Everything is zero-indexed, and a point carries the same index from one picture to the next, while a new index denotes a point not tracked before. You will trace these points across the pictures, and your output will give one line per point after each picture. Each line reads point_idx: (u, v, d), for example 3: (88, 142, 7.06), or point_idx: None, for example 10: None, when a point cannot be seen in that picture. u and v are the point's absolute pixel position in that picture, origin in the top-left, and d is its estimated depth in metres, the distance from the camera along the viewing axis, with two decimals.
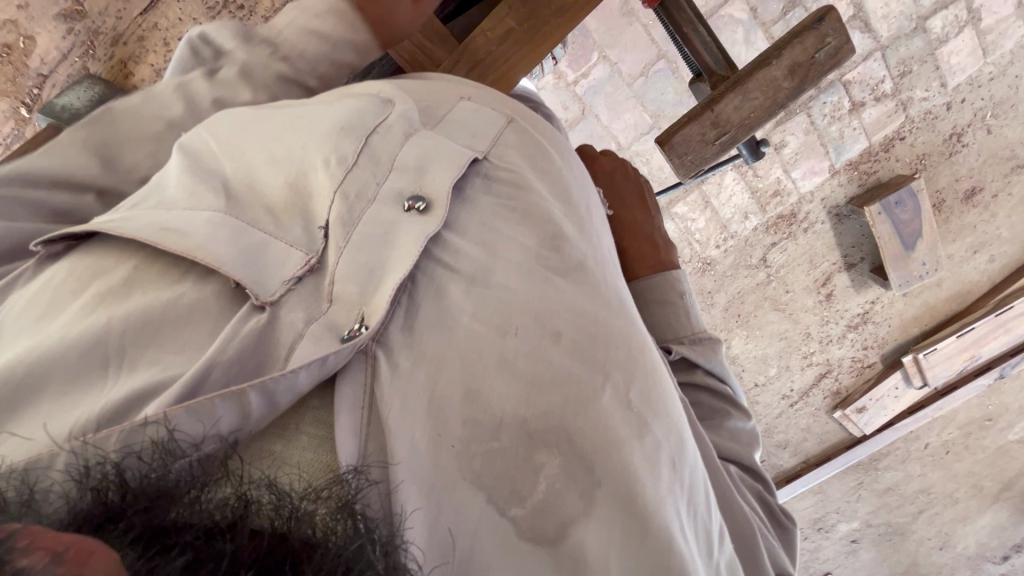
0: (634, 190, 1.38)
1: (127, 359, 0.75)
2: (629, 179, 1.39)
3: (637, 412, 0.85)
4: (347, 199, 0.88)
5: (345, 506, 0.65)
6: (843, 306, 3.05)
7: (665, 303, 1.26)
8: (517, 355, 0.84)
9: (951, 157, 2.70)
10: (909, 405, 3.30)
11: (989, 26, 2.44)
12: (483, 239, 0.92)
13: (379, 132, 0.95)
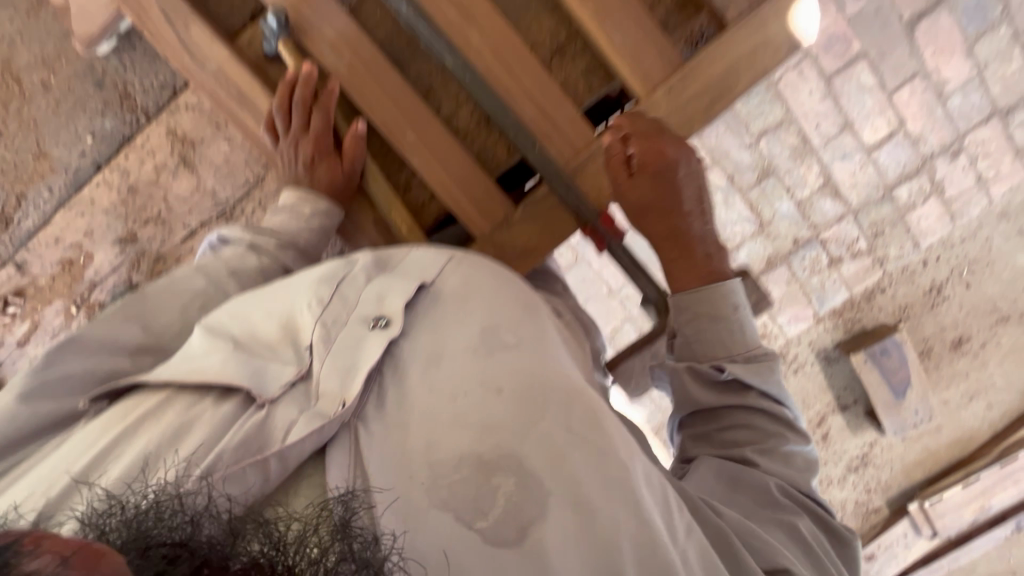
0: (694, 195, 1.06)
1: (118, 449, 0.67)
2: (606, 172, 1.13)
3: (590, 425, 0.75)
4: (328, 325, 0.80)
5: (347, 525, 0.57)
6: (841, 448, 2.83)
7: (719, 316, 0.97)
8: (473, 398, 0.75)
9: (933, 307, 2.63)
10: (919, 555, 2.95)
11: (955, 195, 2.42)
12: (430, 305, 0.85)
13: (345, 280, 0.86)
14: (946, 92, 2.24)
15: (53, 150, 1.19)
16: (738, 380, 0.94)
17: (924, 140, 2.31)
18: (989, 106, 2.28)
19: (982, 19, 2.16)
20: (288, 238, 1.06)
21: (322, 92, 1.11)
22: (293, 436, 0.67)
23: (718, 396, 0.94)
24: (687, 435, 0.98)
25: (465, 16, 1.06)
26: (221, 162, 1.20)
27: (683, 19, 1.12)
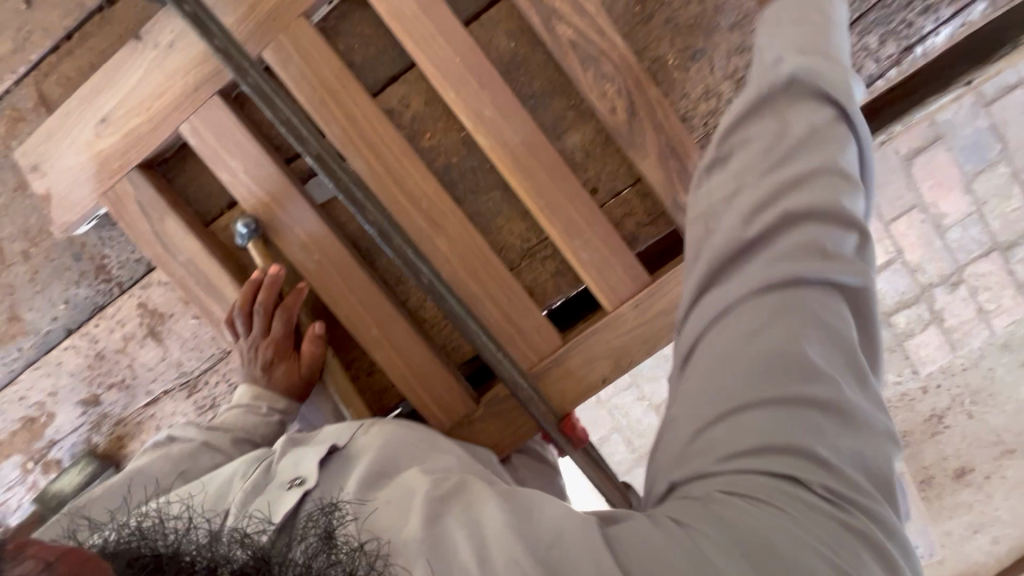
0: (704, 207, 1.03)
1: None
2: (610, 275, 1.07)
3: (484, 512, 0.70)
4: (249, 493, 0.80)
5: (330, 535, 0.68)
6: None
7: (770, 321, 0.68)
8: (379, 506, 0.75)
9: (935, 437, 2.23)
10: None
11: (955, 324, 1.93)
12: (341, 467, 0.84)
13: (276, 462, 0.86)
14: (944, 226, 1.83)
15: (25, 313, 1.20)
16: (788, 104, 0.74)
17: (922, 270, 1.88)
18: (989, 242, 1.86)
19: (980, 158, 1.77)
20: (245, 435, 1.00)
21: (293, 309, 1.06)
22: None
23: (749, 107, 0.76)
24: (693, 325, 0.76)
25: (433, 225, 1.06)
26: (189, 335, 1.20)
27: (657, 230, 1.09)
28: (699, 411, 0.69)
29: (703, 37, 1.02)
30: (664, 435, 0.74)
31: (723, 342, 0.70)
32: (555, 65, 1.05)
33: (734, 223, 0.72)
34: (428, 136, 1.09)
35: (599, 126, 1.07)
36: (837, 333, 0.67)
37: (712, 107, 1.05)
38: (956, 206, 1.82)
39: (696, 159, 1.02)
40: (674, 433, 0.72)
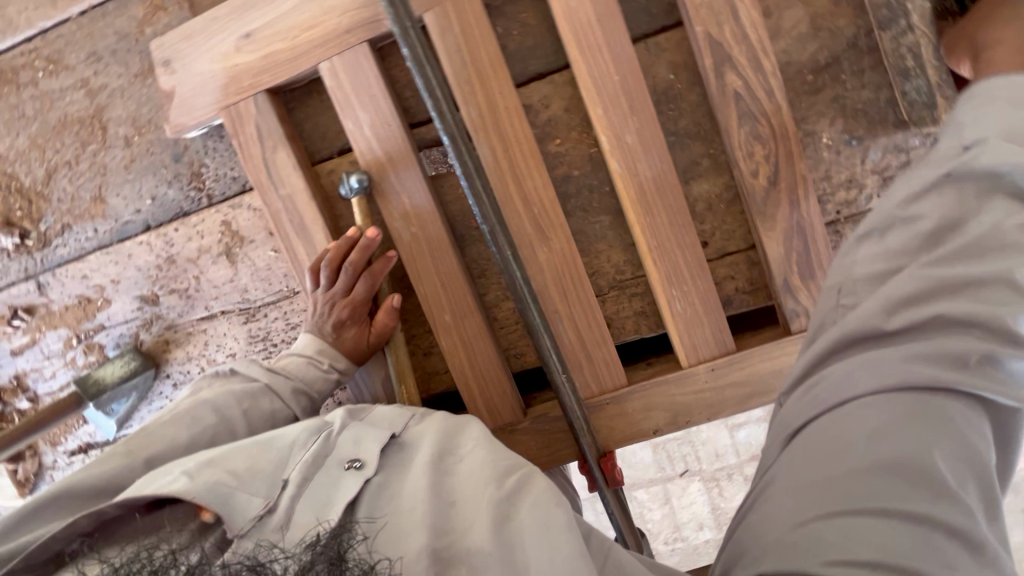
0: (804, 263, 0.99)
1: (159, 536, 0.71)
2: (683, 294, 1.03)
3: (547, 522, 0.68)
4: (309, 462, 0.79)
5: (341, 559, 0.58)
6: None
7: (908, 404, 0.58)
8: (438, 500, 0.73)
9: None
10: None
11: None
12: (399, 455, 0.83)
13: (334, 434, 0.85)
14: None
15: (111, 198, 1.21)
16: (975, 191, 0.62)
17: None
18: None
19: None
20: (304, 387, 1.02)
21: (378, 278, 1.06)
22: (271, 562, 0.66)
23: (929, 181, 0.65)
24: (794, 403, 0.67)
25: (539, 233, 1.04)
26: (263, 265, 1.19)
27: (754, 301, 1.07)
28: (799, 491, 0.58)
29: (864, 126, 0.99)
30: (750, 523, 0.61)
31: (840, 442, 0.58)
32: (708, 110, 1.02)
33: (870, 303, 0.63)
34: (557, 143, 1.07)
35: (731, 183, 1.04)
36: (973, 447, 0.56)
37: (849, 197, 1.02)
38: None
39: (822, 245, 0.99)
40: (769, 514, 0.59)
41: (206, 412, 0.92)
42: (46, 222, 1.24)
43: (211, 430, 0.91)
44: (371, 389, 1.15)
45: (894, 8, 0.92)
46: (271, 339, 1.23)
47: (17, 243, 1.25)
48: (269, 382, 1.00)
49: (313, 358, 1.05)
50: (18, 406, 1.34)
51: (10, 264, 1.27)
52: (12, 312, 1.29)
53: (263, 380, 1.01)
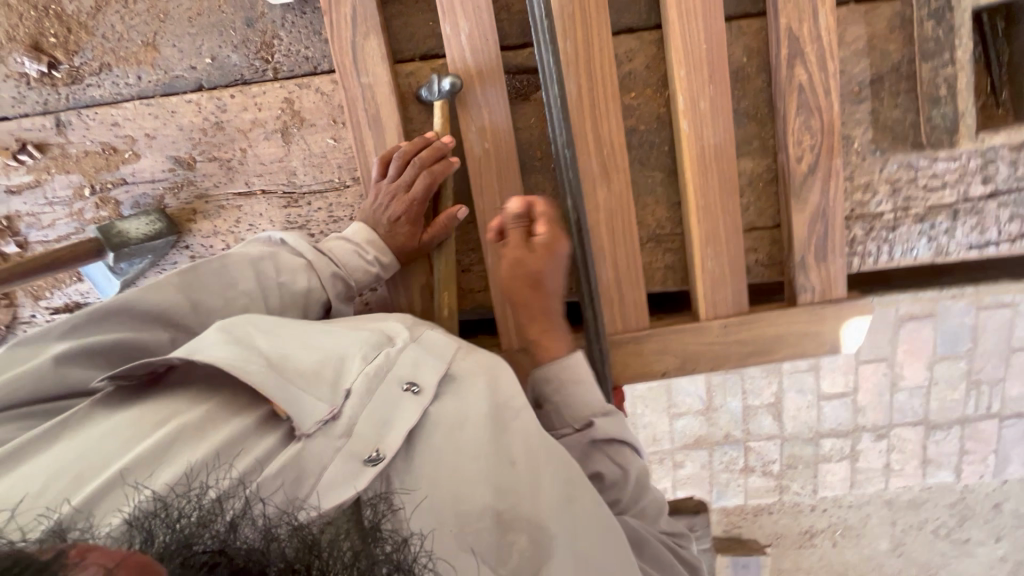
0: (821, 245, 1.15)
1: (205, 430, 0.70)
2: (719, 258, 1.15)
3: (586, 509, 0.80)
4: (370, 374, 0.80)
5: (376, 529, 0.63)
6: None
7: None
8: (492, 463, 0.78)
9: (800, 548, 2.39)
10: None
11: (863, 467, 2.21)
12: (453, 389, 0.85)
13: (397, 348, 0.86)
14: (898, 386, 2.09)
15: (166, 48, 1.15)
16: None
17: (864, 413, 2.13)
18: (922, 416, 2.12)
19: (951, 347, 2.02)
20: (343, 274, 1.06)
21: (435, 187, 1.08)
22: (322, 483, 0.69)
23: None
24: None
25: (603, 174, 1.12)
26: (317, 152, 1.18)
27: (767, 274, 1.22)
28: None
29: (888, 140, 1.15)
30: None
31: None
32: (768, 97, 1.14)
33: None
34: (632, 96, 1.15)
35: (772, 167, 1.17)
36: None
37: (863, 199, 1.18)
38: (914, 376, 2.07)
39: (838, 233, 1.14)
40: None
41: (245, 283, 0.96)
42: (81, 56, 1.15)
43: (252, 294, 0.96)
44: (408, 293, 1.19)
45: (941, 44, 1.07)
46: (309, 229, 1.22)
47: (42, 72, 1.15)
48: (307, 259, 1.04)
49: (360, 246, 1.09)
50: (3, 251, 1.24)
51: (27, 93, 1.17)
52: (19, 146, 1.18)
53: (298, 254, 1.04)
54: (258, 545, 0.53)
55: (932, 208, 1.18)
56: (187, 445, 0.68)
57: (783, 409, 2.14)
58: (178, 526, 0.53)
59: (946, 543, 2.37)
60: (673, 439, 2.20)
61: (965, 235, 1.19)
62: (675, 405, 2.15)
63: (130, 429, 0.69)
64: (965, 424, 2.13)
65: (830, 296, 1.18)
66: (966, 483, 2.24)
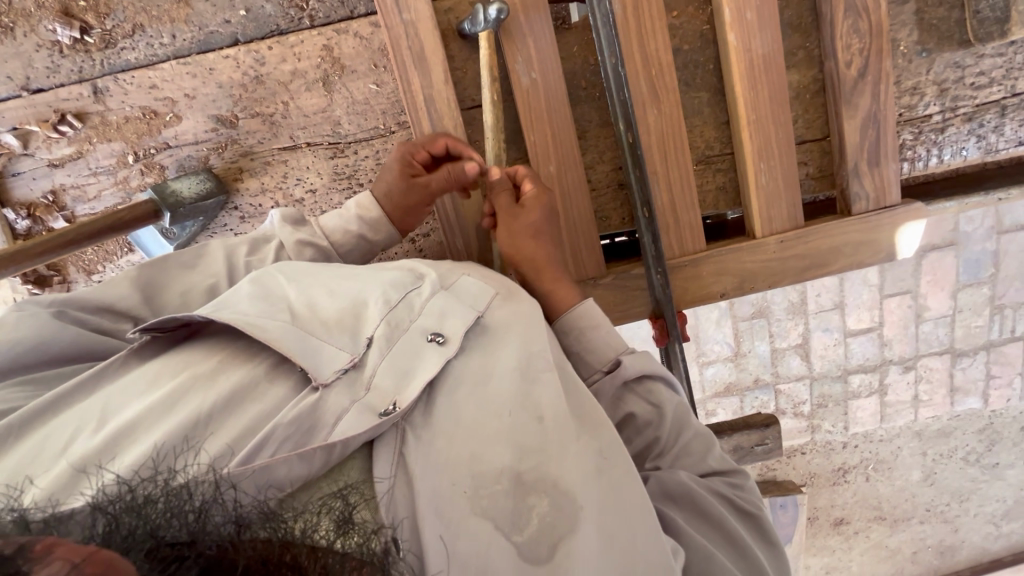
0: (872, 150, 1.15)
1: (211, 379, 0.73)
2: (768, 173, 1.15)
3: (604, 475, 0.78)
4: (390, 324, 0.82)
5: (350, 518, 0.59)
6: None
7: None
8: (513, 423, 0.77)
9: (835, 485, 2.42)
10: None
11: (893, 401, 2.23)
12: (485, 348, 0.84)
13: (416, 292, 0.86)
14: (923, 317, 2.12)
15: (199, 4, 1.13)
16: None
17: (890, 346, 2.15)
18: (948, 344, 2.16)
19: (974, 274, 2.06)
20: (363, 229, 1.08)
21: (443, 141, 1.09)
22: (333, 436, 0.69)
23: None
24: None
25: (653, 94, 1.11)
26: (360, 99, 1.17)
27: (817, 187, 1.23)
28: None
29: (935, 40, 1.15)
30: None
31: None
32: (812, 5, 1.13)
33: None
34: (675, 15, 1.14)
35: (819, 76, 1.17)
36: None
37: (911, 103, 1.18)
38: (939, 305, 2.10)
39: (890, 137, 1.14)
40: None
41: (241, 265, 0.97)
42: (112, 20, 1.13)
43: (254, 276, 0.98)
44: (464, 234, 1.19)
45: None
46: (357, 179, 1.22)
47: (74, 39, 1.13)
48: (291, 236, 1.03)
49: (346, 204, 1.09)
50: (51, 227, 1.23)
51: (61, 62, 1.15)
52: (58, 117, 1.16)
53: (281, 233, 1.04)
54: (228, 533, 0.50)
55: (981, 106, 1.18)
56: (197, 399, 0.70)
57: (813, 348, 2.15)
58: (146, 515, 0.50)
59: (977, 469, 2.41)
60: (705, 387, 2.19)
61: (1013, 131, 1.20)
62: (706, 351, 2.15)
63: (149, 381, 0.73)
64: (990, 349, 2.17)
65: (884, 203, 1.18)
66: (993, 407, 2.28)
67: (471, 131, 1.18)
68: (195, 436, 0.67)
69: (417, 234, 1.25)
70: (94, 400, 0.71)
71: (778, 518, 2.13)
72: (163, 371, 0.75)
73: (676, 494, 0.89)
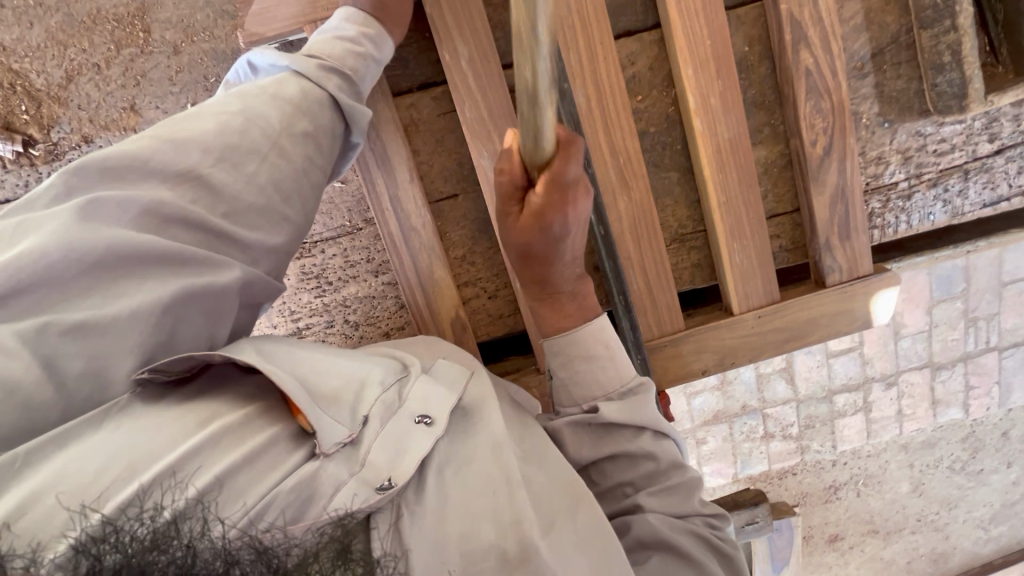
0: (843, 224, 1.15)
1: (240, 430, 0.65)
2: (744, 249, 1.15)
3: (590, 539, 0.74)
4: (384, 403, 0.73)
5: (348, 550, 0.55)
6: None
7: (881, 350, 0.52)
8: (492, 495, 0.71)
9: (827, 503, 2.34)
10: None
11: (878, 417, 2.09)
12: (460, 426, 0.78)
13: (405, 377, 0.79)
14: (901, 335, 1.97)
15: (147, 109, 1.08)
16: None
17: (872, 364, 2.02)
18: (927, 359, 2.02)
19: (947, 290, 1.90)
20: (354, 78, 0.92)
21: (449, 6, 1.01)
22: (334, 507, 0.63)
23: None
24: None
25: (622, 182, 1.10)
26: (324, 198, 1.15)
27: (792, 258, 1.23)
28: None
29: (896, 110, 1.15)
30: None
31: None
32: (774, 83, 1.13)
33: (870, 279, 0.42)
34: (639, 99, 1.13)
35: (786, 151, 1.17)
36: None
37: (876, 172, 1.19)
38: (915, 322, 1.95)
39: (859, 210, 1.14)
40: None
41: (289, 89, 0.85)
42: (57, 131, 1.08)
43: (280, 119, 0.82)
44: (439, 325, 1.16)
45: (940, 10, 1.05)
46: (325, 277, 1.18)
47: (17, 153, 1.08)
48: (310, 74, 0.87)
49: (335, 43, 0.92)
50: None
51: (5, 177, 1.09)
52: None
53: (292, 71, 0.88)
54: (217, 569, 0.46)
55: (944, 171, 1.19)
56: (212, 457, 0.61)
57: (796, 371, 2.01)
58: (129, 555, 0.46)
59: (963, 477, 2.36)
60: (692, 417, 2.04)
61: (977, 194, 1.21)
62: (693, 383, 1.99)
63: (173, 425, 0.62)
64: (967, 361, 2.03)
65: (857, 273, 1.19)
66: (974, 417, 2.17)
67: (440, 223, 1.16)
68: (214, 494, 0.58)
69: (393, 328, 1.21)
70: (111, 441, 0.59)
71: (775, 542, 2.11)
72: (185, 420, 0.63)
73: (649, 543, 0.83)
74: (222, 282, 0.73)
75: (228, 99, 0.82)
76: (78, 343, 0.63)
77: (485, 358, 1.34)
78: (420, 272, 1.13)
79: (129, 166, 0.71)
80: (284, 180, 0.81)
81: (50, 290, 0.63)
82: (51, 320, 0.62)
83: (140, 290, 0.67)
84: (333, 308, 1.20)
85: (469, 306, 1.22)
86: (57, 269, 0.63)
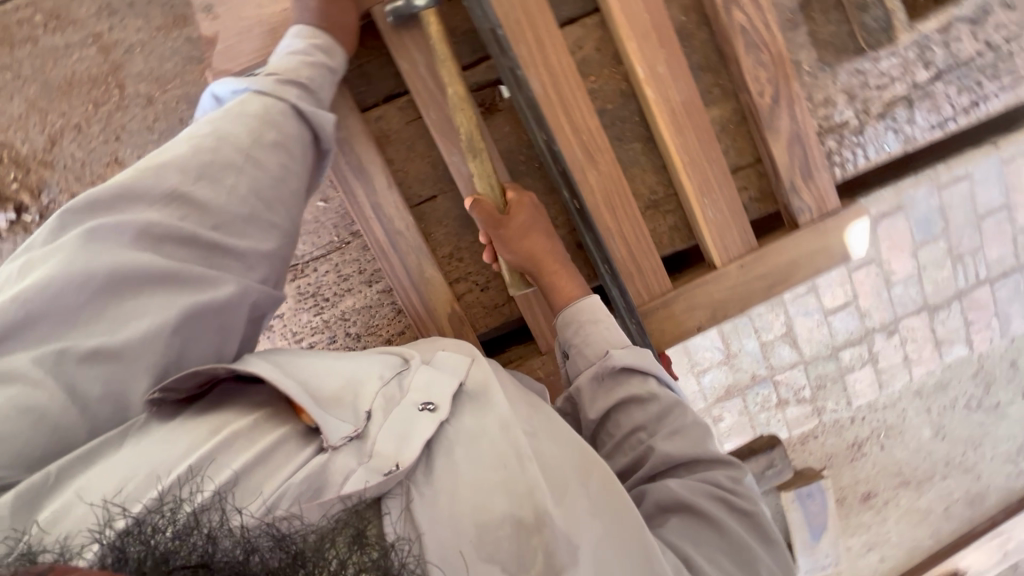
0: (804, 164, 1.20)
1: (248, 436, 0.66)
2: (715, 203, 1.20)
3: (602, 503, 0.75)
4: (385, 397, 0.75)
5: (363, 534, 0.60)
6: None
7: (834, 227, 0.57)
8: (507, 470, 0.71)
9: (854, 461, 2.32)
10: None
11: (886, 366, 2.12)
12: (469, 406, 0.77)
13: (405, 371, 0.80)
14: (892, 282, 2.01)
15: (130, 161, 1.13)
16: None
17: (870, 317, 2.05)
18: (922, 302, 2.05)
19: (927, 231, 1.95)
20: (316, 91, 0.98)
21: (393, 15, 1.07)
22: (346, 489, 0.65)
23: None
24: None
25: (589, 157, 1.15)
26: (310, 218, 1.20)
27: (763, 207, 1.28)
28: None
29: (832, 54, 1.23)
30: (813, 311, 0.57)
31: None
32: (715, 45, 1.21)
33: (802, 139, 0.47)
34: (592, 79, 1.20)
35: (738, 107, 1.23)
36: None
37: (827, 114, 1.25)
38: (904, 267, 2.00)
39: (815, 149, 1.20)
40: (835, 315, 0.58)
41: (253, 107, 0.90)
42: (46, 194, 1.13)
43: (250, 134, 0.87)
44: (437, 322, 1.20)
45: None
46: (321, 294, 1.22)
47: (12, 220, 1.13)
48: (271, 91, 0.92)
49: (289, 61, 0.97)
50: None
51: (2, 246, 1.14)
52: None
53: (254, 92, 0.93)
54: (239, 557, 0.50)
55: (889, 104, 1.26)
56: (225, 458, 0.64)
57: (796, 332, 2.04)
58: (154, 543, 0.49)
59: (982, 413, 2.36)
60: (705, 396, 2.06)
61: (925, 119, 1.28)
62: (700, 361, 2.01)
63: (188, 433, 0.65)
64: (962, 297, 2.07)
65: (826, 210, 1.24)
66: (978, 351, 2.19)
67: (424, 225, 1.21)
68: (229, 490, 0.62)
69: (394, 333, 1.24)
70: (132, 453, 0.62)
71: (810, 508, 2.07)
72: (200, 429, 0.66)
73: (669, 506, 0.83)
74: (220, 295, 0.76)
75: (201, 126, 0.87)
76: (96, 368, 0.67)
77: (489, 352, 1.37)
78: (411, 274, 1.17)
79: (115, 200, 0.75)
80: (265, 194, 0.86)
81: (62, 322, 0.67)
82: (67, 349, 0.66)
83: (145, 312, 0.71)
84: (333, 324, 1.23)
85: (465, 303, 1.25)
86: (64, 303, 0.67)
